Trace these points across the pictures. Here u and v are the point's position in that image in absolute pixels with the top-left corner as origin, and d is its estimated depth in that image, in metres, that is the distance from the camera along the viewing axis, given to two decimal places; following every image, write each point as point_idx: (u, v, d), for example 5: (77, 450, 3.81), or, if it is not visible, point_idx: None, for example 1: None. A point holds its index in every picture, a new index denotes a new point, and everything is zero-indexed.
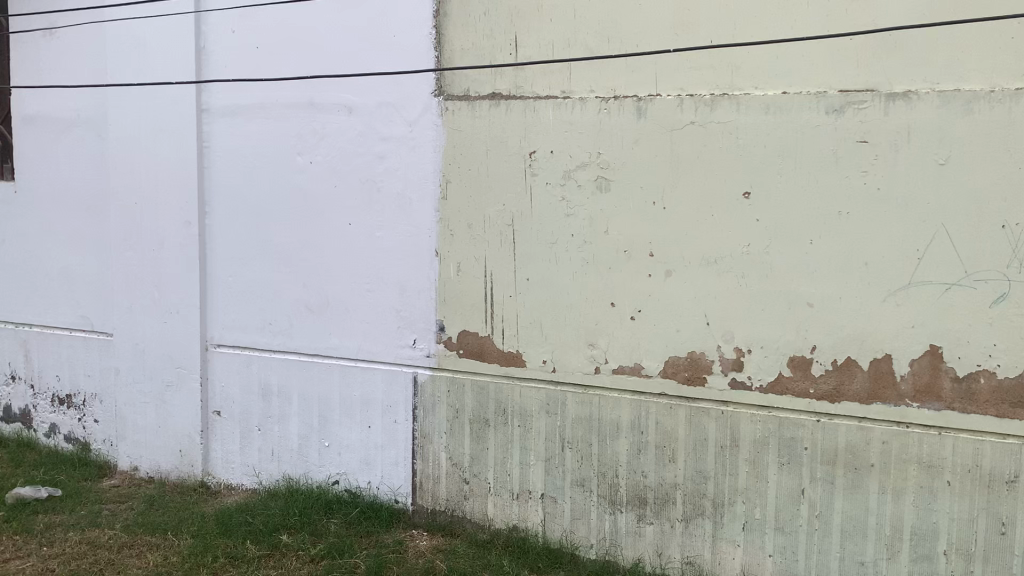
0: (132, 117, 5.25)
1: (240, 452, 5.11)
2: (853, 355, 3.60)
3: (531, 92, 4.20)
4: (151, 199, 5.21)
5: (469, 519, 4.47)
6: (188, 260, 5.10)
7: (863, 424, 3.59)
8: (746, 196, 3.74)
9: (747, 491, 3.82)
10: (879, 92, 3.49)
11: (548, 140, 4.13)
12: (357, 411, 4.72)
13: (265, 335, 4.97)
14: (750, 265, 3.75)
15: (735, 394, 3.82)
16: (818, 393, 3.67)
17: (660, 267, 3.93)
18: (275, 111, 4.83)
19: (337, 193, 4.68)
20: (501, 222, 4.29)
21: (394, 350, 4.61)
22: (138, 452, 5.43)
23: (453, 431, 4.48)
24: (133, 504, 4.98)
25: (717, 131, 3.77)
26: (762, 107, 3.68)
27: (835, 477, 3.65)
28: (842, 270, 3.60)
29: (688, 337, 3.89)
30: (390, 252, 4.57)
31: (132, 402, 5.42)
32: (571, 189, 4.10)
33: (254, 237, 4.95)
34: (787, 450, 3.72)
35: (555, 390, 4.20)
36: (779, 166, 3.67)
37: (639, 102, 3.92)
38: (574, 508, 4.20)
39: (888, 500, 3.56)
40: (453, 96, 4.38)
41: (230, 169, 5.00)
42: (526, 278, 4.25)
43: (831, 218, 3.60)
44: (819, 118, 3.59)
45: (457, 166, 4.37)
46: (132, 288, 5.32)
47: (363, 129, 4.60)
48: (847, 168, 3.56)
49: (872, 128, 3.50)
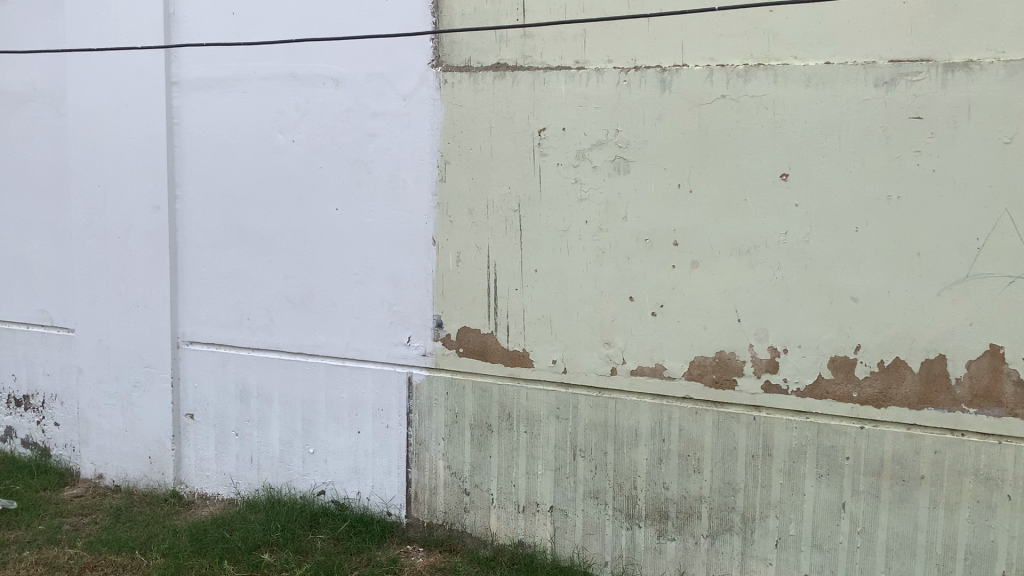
0: (94, 89, 4.76)
1: (215, 459, 4.66)
2: (903, 356, 3.24)
3: (541, 62, 3.80)
4: (116, 181, 4.74)
5: (470, 533, 4.08)
6: (157, 248, 4.63)
7: (913, 432, 3.24)
8: (783, 178, 3.35)
9: (781, 505, 3.46)
10: (936, 62, 3.13)
11: (560, 117, 3.73)
12: (345, 416, 4.29)
13: (242, 331, 4.52)
14: (787, 255, 3.38)
15: (769, 398, 3.45)
16: (862, 398, 3.31)
17: (685, 258, 3.54)
18: (253, 83, 4.37)
19: (322, 175, 4.24)
20: (505, 207, 3.88)
21: (386, 349, 4.18)
22: (103, 459, 4.96)
23: (452, 438, 4.08)
24: (97, 517, 4.53)
25: (752, 106, 3.38)
26: (803, 79, 3.30)
27: (880, 490, 3.29)
28: (891, 262, 3.23)
29: (716, 334, 3.52)
30: (382, 240, 4.14)
31: (96, 404, 4.94)
32: (585, 171, 3.69)
33: (230, 223, 4.49)
34: (827, 461, 3.36)
35: (566, 392, 3.81)
36: (821, 145, 3.29)
37: (663, 73, 3.52)
38: (586, 523, 3.82)
39: (940, 516, 3.21)
40: (453, 67, 3.96)
41: (203, 148, 4.53)
42: (534, 269, 3.84)
43: (879, 204, 3.23)
44: (867, 91, 3.21)
45: (457, 146, 3.95)
46: (95, 280, 4.85)
47: (350, 104, 4.15)
48: (899, 148, 3.18)
49: (928, 103, 3.13)
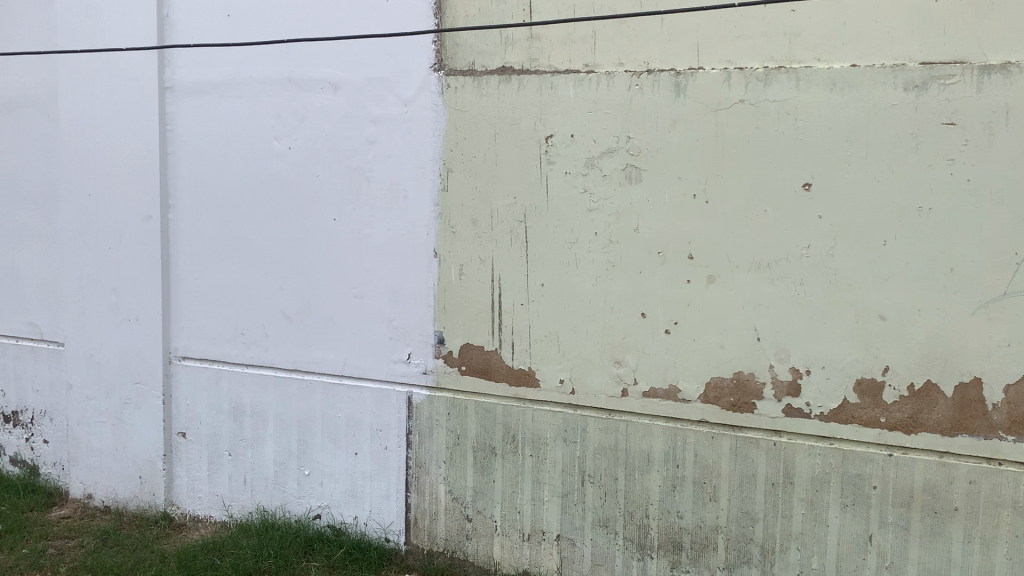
0: (86, 95, 4.60)
1: (208, 480, 4.47)
2: (935, 379, 3.02)
3: (548, 65, 3.61)
4: (108, 189, 4.57)
5: (472, 562, 3.87)
6: (149, 260, 4.46)
7: (945, 460, 3.02)
8: (806, 187, 3.15)
9: (803, 537, 3.23)
10: (970, 64, 2.93)
11: (568, 123, 3.54)
12: (342, 437, 4.10)
13: (236, 346, 4.33)
14: (810, 270, 3.17)
15: (790, 422, 3.24)
16: (891, 423, 3.09)
17: (700, 272, 3.34)
18: (249, 88, 4.20)
19: (320, 184, 4.06)
20: (511, 218, 3.68)
21: (385, 366, 3.99)
22: (92, 478, 4.77)
23: (454, 461, 3.87)
24: (84, 540, 4.35)
25: (772, 112, 3.19)
26: (827, 82, 3.10)
27: (910, 522, 3.07)
28: (922, 278, 3.02)
29: (733, 353, 3.31)
30: (381, 252, 3.95)
31: (85, 421, 4.76)
32: (595, 180, 3.50)
33: (224, 234, 4.31)
34: (853, 490, 3.14)
35: (574, 414, 3.60)
36: (846, 153, 3.09)
37: (677, 77, 3.33)
38: (595, 553, 3.61)
39: (975, 551, 2.98)
40: (456, 71, 3.78)
41: (198, 156, 4.36)
42: (540, 283, 3.64)
43: (909, 215, 3.02)
44: (896, 95, 3.01)
45: (460, 154, 3.77)
46: (86, 292, 4.68)
47: (349, 110, 3.97)
48: (930, 155, 2.98)
49: (962, 108, 2.93)
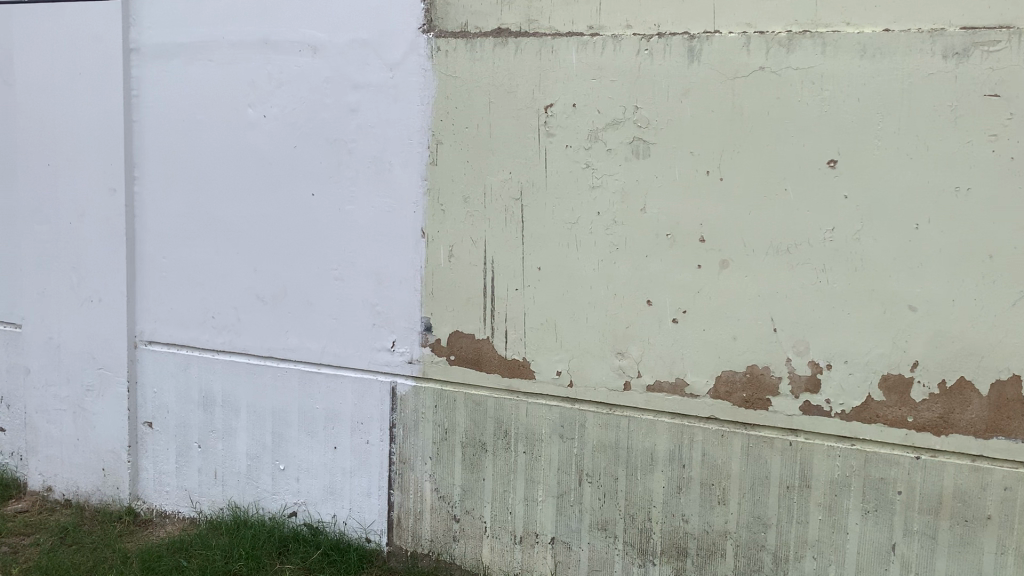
0: (44, 57, 4.24)
1: (176, 474, 4.17)
2: (969, 376, 2.76)
3: (548, 27, 3.28)
4: (68, 159, 4.22)
5: (459, 565, 3.60)
6: (112, 237, 4.13)
7: (978, 465, 2.77)
8: (832, 165, 2.87)
9: (820, 545, 2.98)
10: (1018, 29, 2.64)
11: (569, 92, 3.23)
12: (320, 430, 3.80)
13: (206, 331, 4.01)
14: (834, 255, 2.89)
15: (808, 421, 2.97)
16: (919, 424, 2.83)
17: (713, 256, 3.06)
18: (221, 51, 3.86)
19: (297, 157, 3.74)
20: (506, 195, 3.38)
21: (368, 354, 3.69)
22: (52, 470, 4.45)
23: (441, 457, 3.59)
24: (40, 538, 4.05)
25: (796, 81, 2.90)
26: (857, 48, 2.82)
27: (938, 531, 2.82)
28: (957, 266, 2.75)
29: (748, 345, 3.04)
30: (364, 231, 3.64)
31: (44, 409, 4.43)
32: (598, 154, 3.20)
33: (194, 209, 3.98)
34: (875, 496, 2.89)
35: (572, 409, 3.32)
36: (877, 126, 2.81)
37: (691, 41, 3.03)
38: (592, 558, 3.34)
39: (1007, 564, 2.74)
40: (446, 33, 3.45)
41: (165, 125, 4.01)
42: (537, 266, 3.34)
43: (944, 197, 2.75)
44: (934, 63, 2.73)
45: (450, 124, 3.45)
46: (44, 271, 4.34)
47: (329, 74, 3.64)
48: (970, 131, 2.70)
49: (1007, 78, 2.66)
